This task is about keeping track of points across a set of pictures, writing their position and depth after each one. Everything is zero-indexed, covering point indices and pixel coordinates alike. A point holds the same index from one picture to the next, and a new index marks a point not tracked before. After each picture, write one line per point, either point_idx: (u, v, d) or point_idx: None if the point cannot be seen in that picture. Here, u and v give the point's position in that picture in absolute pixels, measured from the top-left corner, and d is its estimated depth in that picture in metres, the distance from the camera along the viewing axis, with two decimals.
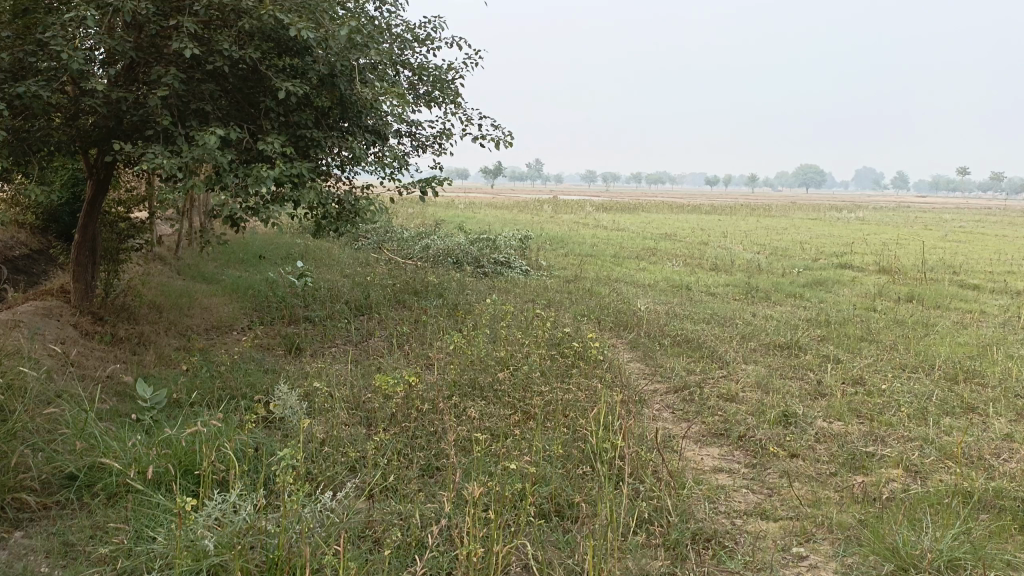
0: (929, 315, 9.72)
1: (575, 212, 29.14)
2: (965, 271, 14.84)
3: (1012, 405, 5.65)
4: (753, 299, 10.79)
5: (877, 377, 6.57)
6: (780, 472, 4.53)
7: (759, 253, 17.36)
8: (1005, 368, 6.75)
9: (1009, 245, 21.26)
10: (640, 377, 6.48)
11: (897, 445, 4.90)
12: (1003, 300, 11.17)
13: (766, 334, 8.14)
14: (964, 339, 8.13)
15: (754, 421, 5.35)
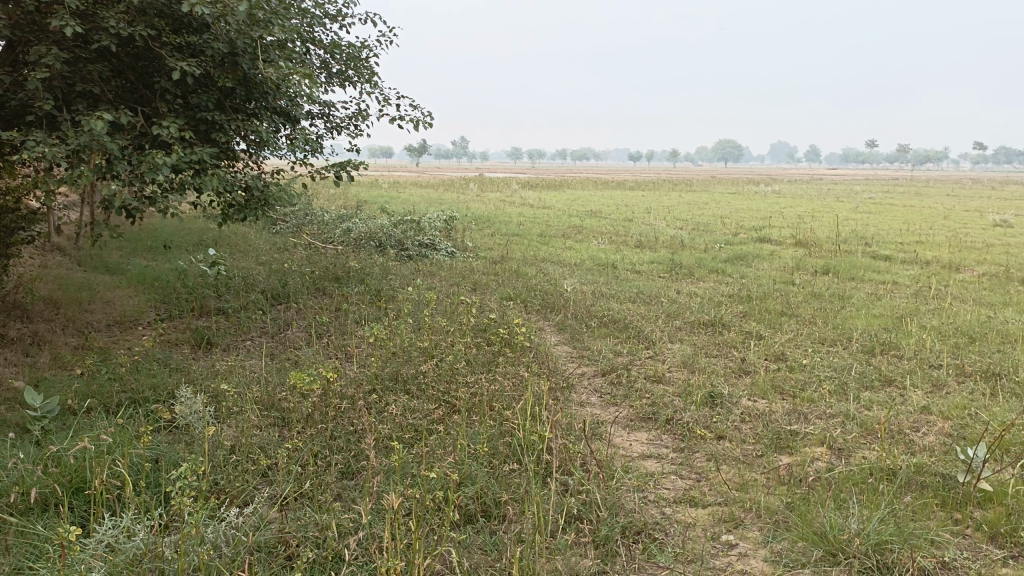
0: (845, 287, 9.99)
1: (502, 190, 28.94)
2: (877, 242, 15.38)
3: (925, 377, 5.80)
4: (678, 276, 10.86)
5: (798, 352, 6.65)
6: (707, 456, 4.48)
7: (682, 228, 17.60)
8: (918, 339, 6.95)
9: (915, 215, 22.23)
10: (568, 361, 6.37)
11: (820, 421, 4.93)
12: (913, 270, 11.60)
13: (691, 312, 8.17)
14: (878, 311, 8.36)
15: (681, 403, 5.30)
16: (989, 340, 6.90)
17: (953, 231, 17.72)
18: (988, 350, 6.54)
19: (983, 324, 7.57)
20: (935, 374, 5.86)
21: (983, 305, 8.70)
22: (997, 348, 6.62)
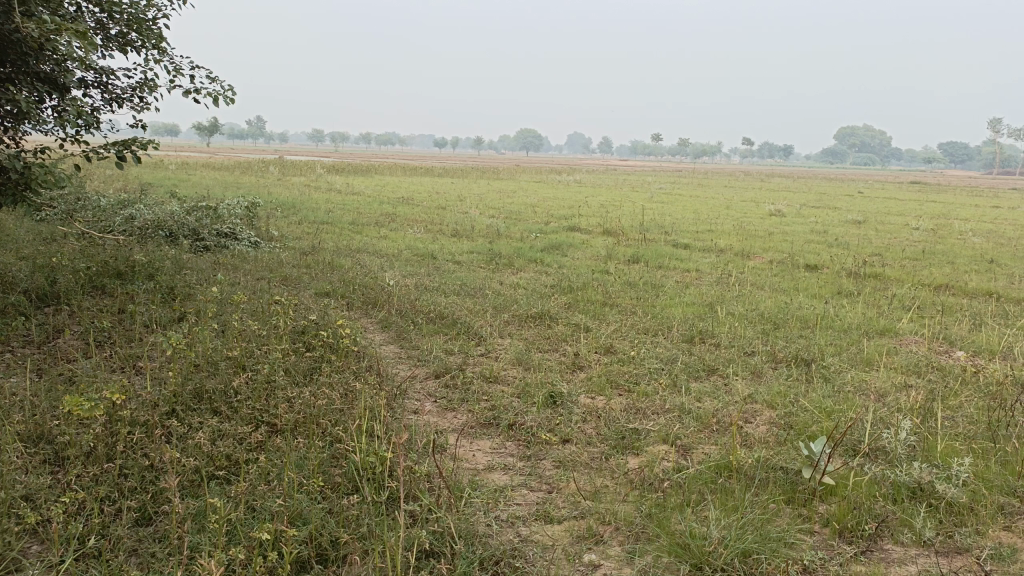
0: (657, 275, 10.37)
1: (306, 175, 27.41)
2: (675, 230, 16.35)
3: (744, 365, 6.03)
4: (498, 267, 10.70)
5: (625, 342, 6.68)
6: (554, 462, 4.23)
7: (495, 217, 17.61)
8: (731, 326, 7.28)
9: (702, 205, 24.08)
10: (396, 363, 5.89)
11: (658, 416, 4.88)
12: (711, 258, 12.39)
13: (518, 304, 8.00)
14: (690, 299, 8.72)
15: (520, 405, 5.03)
16: (790, 326, 7.41)
17: (737, 220, 19.33)
18: (792, 335, 7.00)
19: (782, 310, 8.14)
20: (752, 361, 6.13)
21: (777, 292, 9.40)
22: (799, 334, 7.11)
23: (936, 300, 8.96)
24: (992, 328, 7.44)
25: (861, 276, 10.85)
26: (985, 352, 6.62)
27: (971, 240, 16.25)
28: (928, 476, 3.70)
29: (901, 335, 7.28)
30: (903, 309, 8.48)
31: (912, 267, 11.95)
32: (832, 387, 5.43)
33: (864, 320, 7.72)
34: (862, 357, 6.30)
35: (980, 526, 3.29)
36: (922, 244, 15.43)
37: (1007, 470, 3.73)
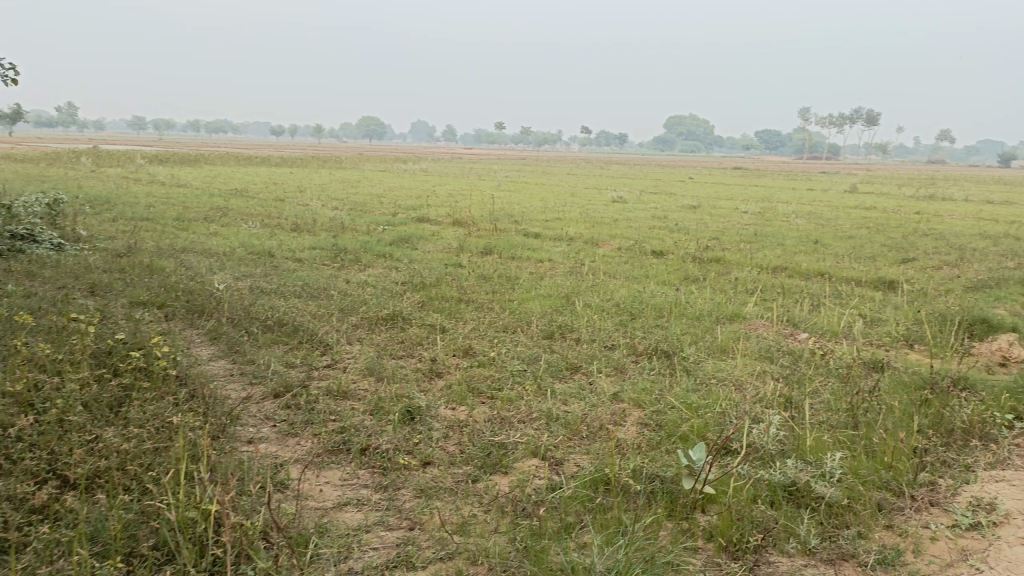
0: (510, 267, 10.09)
1: (122, 166, 24.89)
2: (525, 219, 16.25)
3: (607, 361, 5.83)
4: (343, 263, 9.98)
5: (483, 343, 6.28)
6: (414, 491, 3.75)
7: (339, 208, 16.71)
8: (590, 319, 7.08)
9: (550, 192, 24.29)
10: (227, 383, 5.15)
11: (524, 425, 4.53)
12: (562, 247, 12.33)
13: (366, 305, 7.40)
14: (546, 290, 8.50)
15: (372, 424, 4.50)
16: (646, 316, 7.34)
17: (583, 207, 19.55)
18: (649, 326, 6.91)
19: (636, 299, 8.08)
20: (613, 356, 5.93)
21: (629, 280, 9.39)
22: (655, 323, 7.04)
23: (775, 283, 9.30)
24: (829, 309, 7.76)
25: (705, 261, 11.16)
26: (827, 334, 6.85)
27: (795, 222, 17.39)
28: (805, 475, 3.59)
29: (749, 319, 7.41)
30: (748, 293, 8.72)
31: (748, 250, 12.47)
32: (696, 380, 5.33)
33: (714, 306, 7.81)
34: (718, 345, 6.29)
35: (862, 528, 3.18)
36: (753, 228, 16.28)
37: (876, 462, 3.69)
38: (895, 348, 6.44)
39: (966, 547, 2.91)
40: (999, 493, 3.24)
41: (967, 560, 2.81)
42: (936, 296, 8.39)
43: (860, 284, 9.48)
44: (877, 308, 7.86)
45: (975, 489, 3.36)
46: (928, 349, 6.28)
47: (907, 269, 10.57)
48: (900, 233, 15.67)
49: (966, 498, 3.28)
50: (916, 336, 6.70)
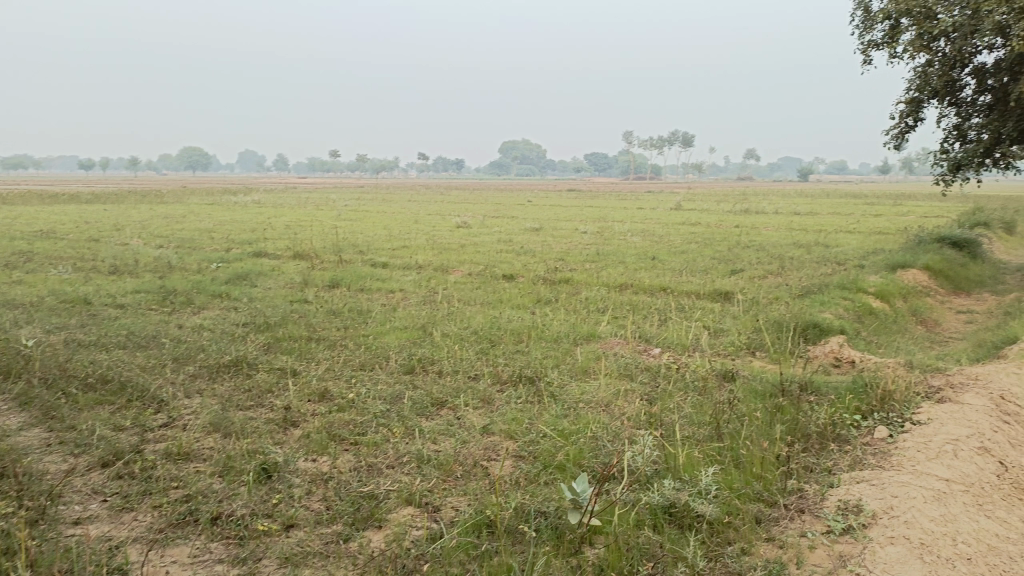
0: (360, 300, 9.70)
1: None
2: (370, 249, 15.82)
3: (472, 393, 5.65)
4: (174, 307, 9.14)
5: (340, 384, 5.90)
6: (278, 560, 3.36)
7: (165, 246, 15.44)
8: (450, 349, 6.88)
9: (393, 220, 23.92)
10: (42, 455, 4.45)
11: (394, 471, 4.24)
12: (412, 275, 12.07)
13: (205, 352, 6.76)
14: (401, 322, 8.21)
15: (223, 489, 4.03)
16: (506, 342, 7.25)
17: (428, 234, 19.38)
18: (510, 352, 6.83)
19: (494, 325, 7.99)
20: (478, 387, 5.76)
21: (483, 306, 9.30)
22: (515, 349, 6.97)
23: (623, 300, 9.58)
24: (676, 323, 8.07)
25: (554, 282, 11.33)
26: (678, 347, 7.08)
27: (631, 240, 18.20)
28: (682, 493, 3.57)
29: (605, 338, 7.53)
30: (599, 312, 8.90)
31: (593, 269, 12.83)
32: (564, 405, 5.27)
33: (570, 328, 7.88)
34: (579, 366, 6.31)
35: (745, 544, 3.19)
36: (594, 247, 16.83)
37: (747, 474, 3.75)
38: (741, 357, 6.77)
39: (843, 552, 2.99)
40: (862, 494, 3.40)
41: (847, 566, 2.87)
42: (768, 304, 8.98)
43: (700, 297, 9.98)
44: (719, 319, 8.27)
45: (840, 492, 3.49)
46: (770, 356, 6.65)
47: (738, 280, 11.29)
48: (726, 246, 16.81)
49: (833, 502, 3.40)
50: (758, 343, 7.09)
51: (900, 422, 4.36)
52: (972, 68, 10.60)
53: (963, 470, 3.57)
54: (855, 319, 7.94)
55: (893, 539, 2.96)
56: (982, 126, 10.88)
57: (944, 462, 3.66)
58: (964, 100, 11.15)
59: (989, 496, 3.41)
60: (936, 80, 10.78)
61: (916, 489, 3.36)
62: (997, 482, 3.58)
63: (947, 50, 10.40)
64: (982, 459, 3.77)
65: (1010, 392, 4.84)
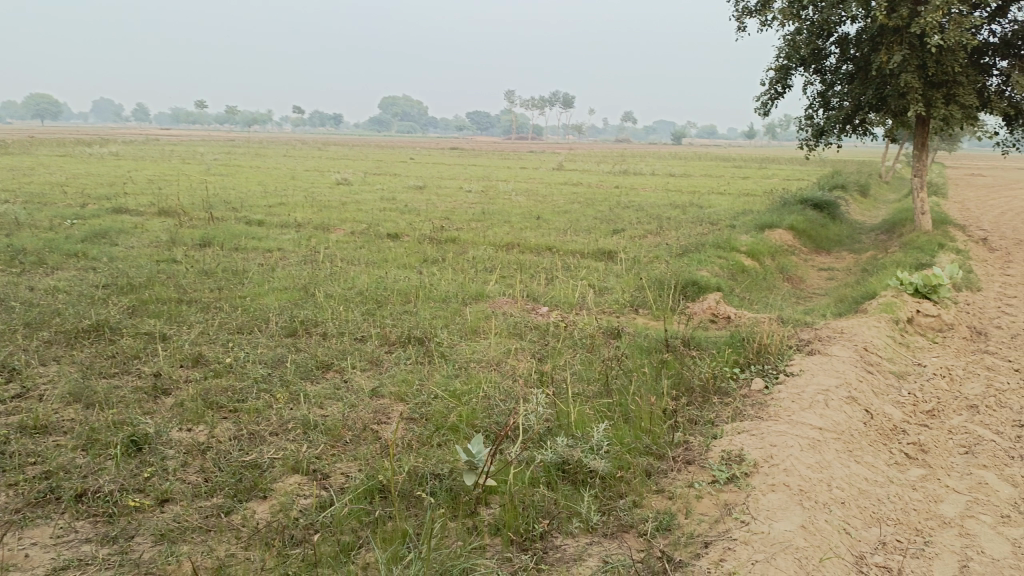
0: (235, 259, 9.17)
1: None
2: (244, 206, 15.00)
3: (359, 356, 5.47)
4: (22, 268, 8.29)
5: (216, 348, 5.56)
6: (153, 538, 3.12)
7: (8, 201, 13.97)
8: (334, 311, 6.63)
9: (268, 176, 22.79)
10: None
11: (278, 439, 4.03)
12: (290, 234, 11.54)
13: (60, 317, 6.18)
14: (280, 283, 7.83)
15: (87, 464, 3.70)
16: (393, 303, 7.07)
17: (306, 191, 18.60)
18: (397, 313, 6.66)
19: (379, 285, 7.77)
20: (365, 349, 5.59)
21: (368, 266, 9.03)
22: (403, 310, 6.80)
23: (510, 259, 9.57)
24: (562, 282, 8.14)
25: (440, 241, 11.16)
26: (564, 306, 7.15)
27: (516, 200, 18.22)
28: (575, 449, 3.58)
29: (493, 297, 7.49)
30: (487, 271, 8.85)
31: (479, 229, 12.75)
32: (454, 366, 5.20)
33: (457, 287, 7.78)
34: (468, 326, 6.24)
35: (635, 496, 3.25)
36: (479, 206, 16.73)
37: (636, 427, 3.82)
38: (625, 315, 6.92)
39: (728, 500, 3.11)
40: (744, 444, 3.54)
41: (732, 514, 2.99)
42: (649, 263, 9.24)
43: (584, 256, 10.13)
44: (603, 278, 8.42)
45: (723, 443, 3.62)
46: (653, 313, 6.85)
47: (620, 240, 11.53)
48: (607, 206, 17.16)
49: (718, 452, 3.52)
50: (641, 301, 7.28)
51: (775, 374, 4.59)
52: (837, 38, 11.21)
53: (835, 419, 3.87)
54: (730, 276, 8.31)
55: (774, 486, 3.12)
56: (844, 95, 11.56)
57: (817, 412, 3.91)
58: (828, 69, 11.80)
59: (857, 442, 3.70)
60: (804, 48, 11.33)
61: (793, 437, 3.55)
62: (863, 429, 3.88)
63: (815, 19, 10.93)
64: (849, 408, 4.08)
65: (870, 344, 5.24)
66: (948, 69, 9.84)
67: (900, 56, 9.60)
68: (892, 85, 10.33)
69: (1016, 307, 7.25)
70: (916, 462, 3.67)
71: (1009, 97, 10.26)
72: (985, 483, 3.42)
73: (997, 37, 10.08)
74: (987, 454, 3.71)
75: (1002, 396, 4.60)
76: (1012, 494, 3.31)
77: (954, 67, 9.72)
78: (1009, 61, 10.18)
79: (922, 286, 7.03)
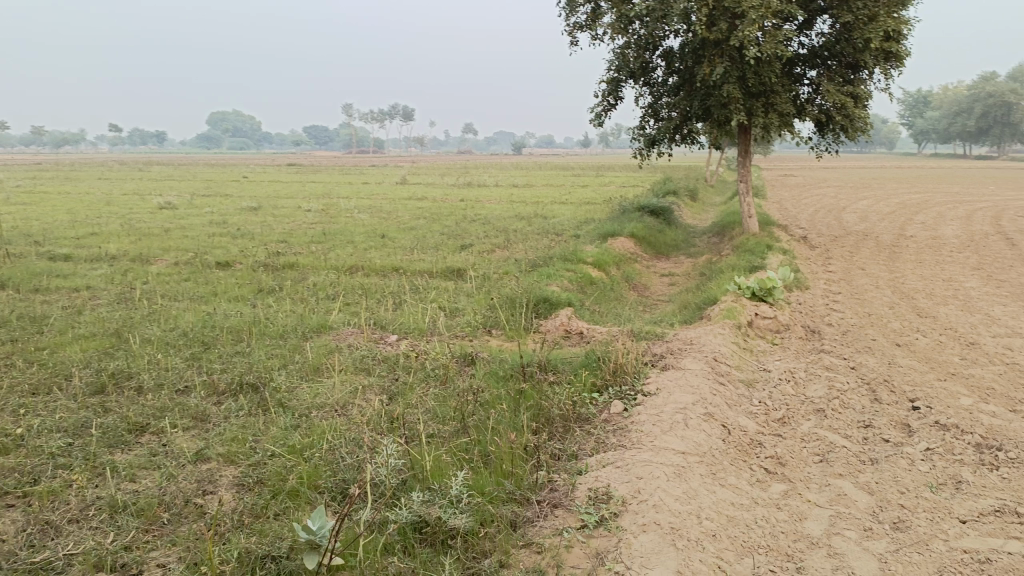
0: (33, 304, 7.99)
1: None
2: (47, 239, 13.34)
3: (182, 412, 4.82)
4: None
5: (2, 417, 4.68)
6: None
7: None
8: (152, 359, 5.86)
9: (78, 203, 20.59)
10: None
11: (77, 529, 3.37)
12: (103, 269, 10.32)
13: None
14: (88, 329, 6.87)
15: None
16: (223, 344, 6.37)
17: (123, 219, 16.91)
18: (227, 356, 5.99)
19: (207, 323, 7.01)
20: (188, 404, 4.93)
21: (193, 302, 8.18)
22: (234, 351, 6.14)
23: (354, 284, 9.04)
24: (411, 306, 7.75)
25: (277, 268, 10.40)
26: (414, 332, 6.76)
27: (358, 218, 17.57)
28: (430, 505, 3.22)
29: (337, 328, 6.97)
30: (329, 299, 8.27)
31: (320, 251, 12.05)
32: (294, 415, 4.69)
33: (297, 320, 7.17)
34: (310, 364, 5.71)
35: (500, 555, 2.94)
36: (320, 227, 15.92)
37: (496, 472, 3.53)
38: (479, 337, 6.65)
39: (599, 549, 2.87)
40: (610, 479, 3.34)
41: (605, 564, 2.75)
42: (499, 280, 9.04)
43: (433, 275, 9.79)
44: (454, 299, 8.12)
45: (588, 480, 3.39)
46: (506, 334, 6.63)
47: (468, 256, 11.30)
48: (453, 221, 16.91)
49: (583, 492, 3.28)
50: (493, 322, 7.04)
51: (633, 395, 4.47)
52: (661, 51, 11.63)
53: (696, 440, 3.77)
54: (580, 290, 8.28)
55: (644, 526, 2.93)
56: (671, 105, 12.02)
57: (678, 434, 3.80)
58: (655, 81, 12.24)
59: (720, 463, 3.62)
60: (632, 62, 11.67)
61: (658, 466, 3.39)
62: (723, 447, 3.82)
63: (641, 33, 11.26)
64: (708, 425, 4.03)
65: (719, 354, 5.30)
66: (764, 79, 10.46)
67: (722, 67, 10.07)
68: (715, 95, 10.83)
69: (841, 304, 7.74)
70: (776, 477, 3.66)
71: (818, 104, 11.08)
72: (844, 494, 3.45)
73: (805, 49, 10.86)
74: (841, 462, 3.81)
75: (844, 398, 4.79)
76: (869, 502, 3.36)
77: (770, 77, 10.34)
78: (817, 70, 11.00)
79: (759, 289, 7.32)
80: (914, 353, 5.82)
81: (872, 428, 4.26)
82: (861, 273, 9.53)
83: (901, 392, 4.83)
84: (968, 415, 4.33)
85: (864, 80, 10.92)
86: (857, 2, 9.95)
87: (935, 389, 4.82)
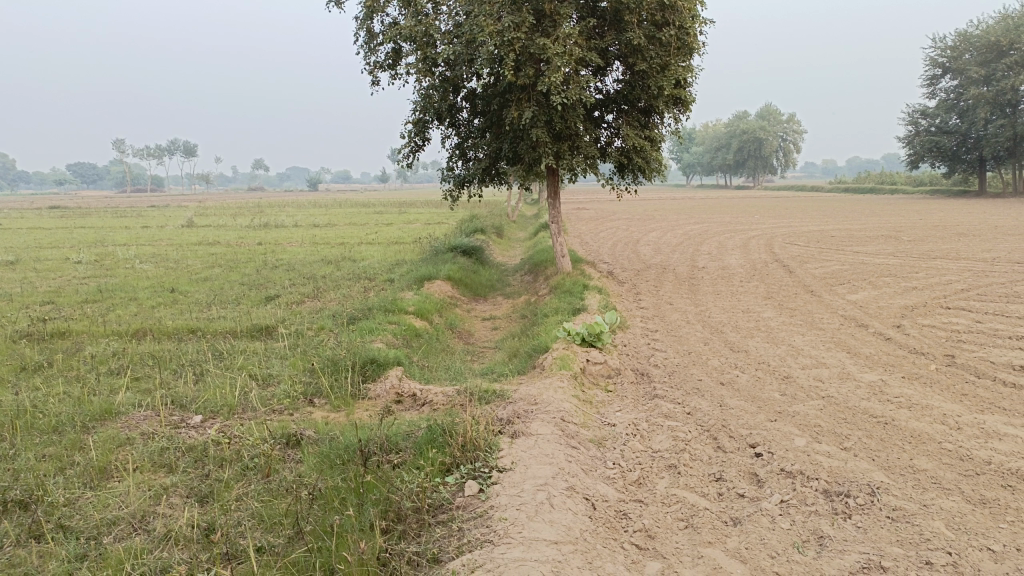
0: None
1: None
2: None
3: None
4: None
5: None
6: None
7: None
8: None
9: None
10: None
11: None
12: None
13: None
14: None
15: None
16: None
17: None
18: None
19: None
20: None
21: None
22: None
23: (142, 352, 7.89)
24: (215, 376, 6.84)
25: (44, 338, 8.88)
26: (223, 410, 5.91)
27: (141, 269, 15.78)
28: None
29: (127, 411, 5.93)
30: (114, 375, 7.11)
31: (97, 313, 10.50)
32: (79, 541, 3.79)
33: (74, 404, 6.03)
34: (94, 465, 4.73)
35: None
36: (95, 281, 14.02)
37: None
38: (300, 411, 5.96)
39: None
40: None
41: None
42: (314, 337, 8.33)
43: (237, 336, 8.83)
44: (265, 363, 7.31)
45: None
46: (332, 404, 6.01)
47: (275, 310, 10.41)
48: (253, 268, 15.70)
49: None
50: (315, 390, 6.37)
51: (487, 472, 4.12)
52: (465, 93, 11.53)
53: (565, 524, 3.48)
54: (404, 344, 7.82)
55: None
56: (479, 147, 11.97)
57: (544, 519, 3.49)
58: (460, 122, 12.13)
59: (593, 548, 3.35)
60: (437, 104, 11.46)
61: (533, 566, 3.06)
62: (592, 527, 3.57)
63: (446, 75, 11.09)
64: (572, 502, 3.77)
65: (565, 413, 5.10)
66: (569, 123, 10.72)
67: (529, 112, 10.16)
68: (523, 139, 10.93)
69: (662, 343, 7.96)
70: (649, 554, 3.45)
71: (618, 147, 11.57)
72: (719, 567, 3.32)
73: (602, 94, 11.29)
74: (706, 527, 3.71)
75: (690, 448, 4.77)
76: (745, 572, 3.26)
77: (574, 121, 10.61)
78: (614, 114, 11.48)
79: (587, 334, 7.31)
80: (740, 392, 6.01)
81: (724, 482, 4.25)
82: (672, 309, 9.97)
83: (740, 437, 4.91)
84: (807, 458, 4.45)
85: (657, 125, 11.57)
86: (649, 52, 10.49)
87: (770, 431, 4.95)
